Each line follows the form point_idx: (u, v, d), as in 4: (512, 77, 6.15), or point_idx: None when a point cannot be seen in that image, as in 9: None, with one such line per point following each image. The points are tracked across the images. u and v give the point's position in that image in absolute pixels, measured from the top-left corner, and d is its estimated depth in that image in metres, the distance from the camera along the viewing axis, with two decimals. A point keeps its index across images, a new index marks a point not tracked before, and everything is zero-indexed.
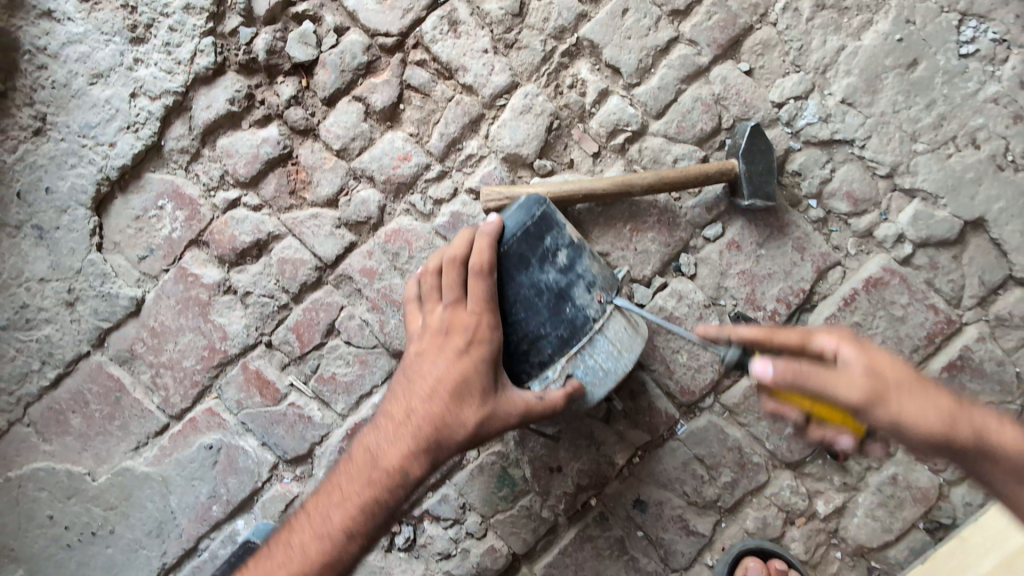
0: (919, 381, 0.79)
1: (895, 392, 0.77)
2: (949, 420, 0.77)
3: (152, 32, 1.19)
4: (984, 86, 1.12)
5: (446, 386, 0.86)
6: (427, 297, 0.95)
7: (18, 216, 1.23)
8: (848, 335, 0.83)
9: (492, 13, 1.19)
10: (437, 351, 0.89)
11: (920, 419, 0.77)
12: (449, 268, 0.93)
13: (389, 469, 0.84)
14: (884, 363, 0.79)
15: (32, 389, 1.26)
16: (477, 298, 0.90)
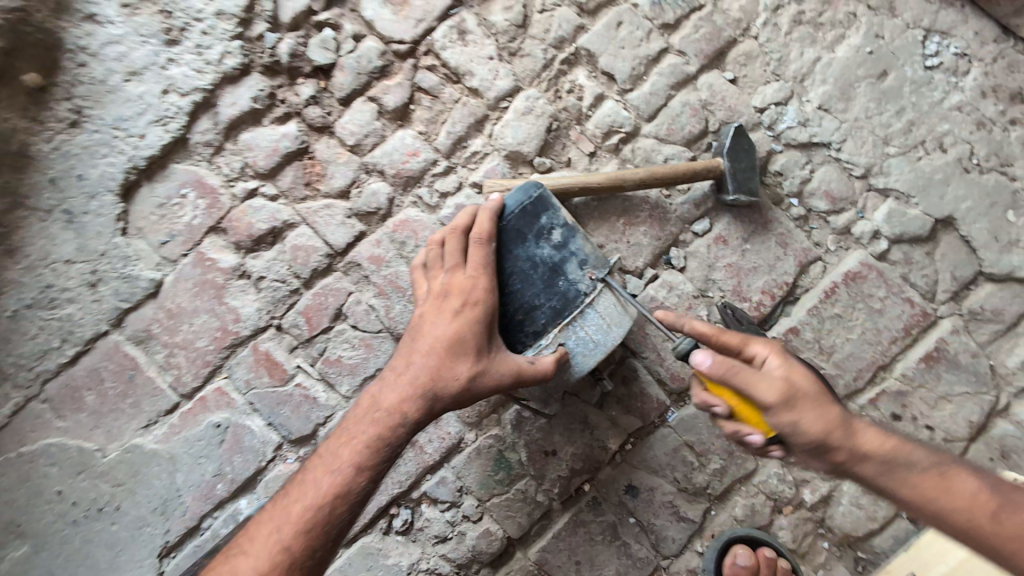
0: (823, 395, 0.94)
1: (800, 399, 0.93)
2: (836, 428, 0.93)
3: (185, 35, 1.29)
4: (948, 95, 1.23)
5: (442, 342, 0.93)
6: (430, 265, 1.02)
7: (49, 201, 1.31)
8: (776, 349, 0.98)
9: (498, 24, 1.30)
10: (435, 311, 0.96)
11: (816, 424, 0.92)
12: (452, 238, 1.00)
13: (391, 414, 0.92)
14: (800, 375, 0.94)
15: (51, 366, 1.32)
16: (476, 266, 0.98)
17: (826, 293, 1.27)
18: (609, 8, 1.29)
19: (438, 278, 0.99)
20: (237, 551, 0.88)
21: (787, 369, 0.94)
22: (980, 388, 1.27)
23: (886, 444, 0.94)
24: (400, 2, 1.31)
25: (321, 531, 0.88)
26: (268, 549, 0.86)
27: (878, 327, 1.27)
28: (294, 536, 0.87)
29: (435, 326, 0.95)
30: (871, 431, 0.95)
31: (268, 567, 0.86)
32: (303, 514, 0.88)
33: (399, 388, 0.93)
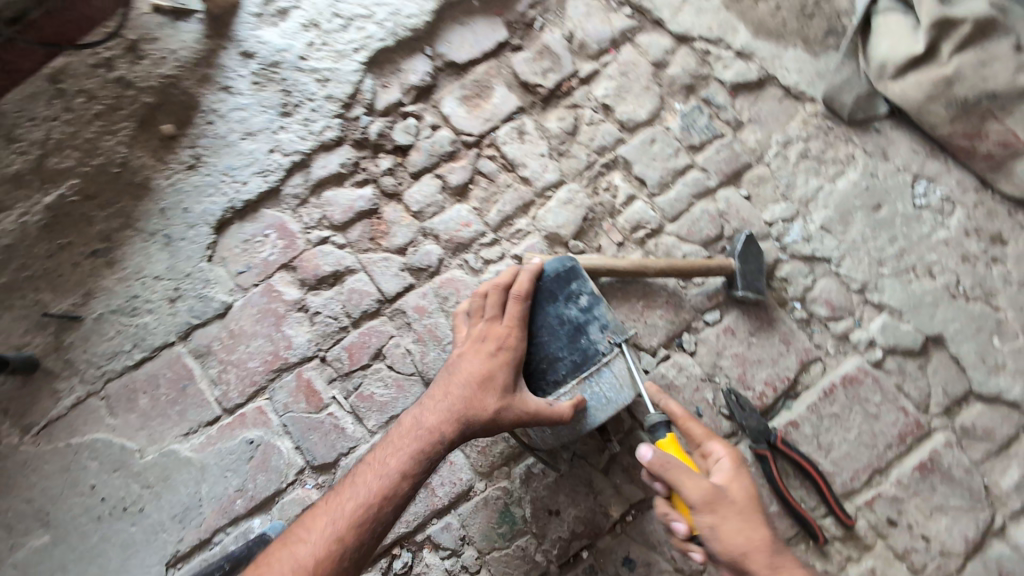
0: (756, 511, 1.07)
1: (727, 506, 1.05)
2: (755, 546, 1.04)
3: (297, 110, 1.58)
4: (935, 230, 1.41)
5: (476, 377, 1.06)
6: (471, 313, 1.16)
7: (155, 226, 1.54)
8: (733, 456, 1.14)
9: (552, 130, 1.57)
10: (472, 351, 1.10)
11: (737, 536, 1.04)
12: (493, 292, 1.15)
13: (431, 432, 1.03)
14: (736, 488, 1.09)
15: (118, 366, 1.48)
16: (512, 319, 1.12)
17: (825, 392, 1.38)
18: (645, 127, 1.54)
19: (478, 326, 1.14)
20: (294, 538, 0.97)
21: (727, 478, 1.10)
22: (975, 503, 1.31)
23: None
24: (474, 104, 1.60)
25: (369, 528, 0.97)
26: (322, 538, 0.95)
27: (874, 430, 1.35)
28: (348, 528, 0.96)
29: (472, 364, 1.08)
30: (792, 560, 1.05)
31: (324, 554, 0.94)
32: (355, 509, 0.98)
33: (439, 411, 1.05)
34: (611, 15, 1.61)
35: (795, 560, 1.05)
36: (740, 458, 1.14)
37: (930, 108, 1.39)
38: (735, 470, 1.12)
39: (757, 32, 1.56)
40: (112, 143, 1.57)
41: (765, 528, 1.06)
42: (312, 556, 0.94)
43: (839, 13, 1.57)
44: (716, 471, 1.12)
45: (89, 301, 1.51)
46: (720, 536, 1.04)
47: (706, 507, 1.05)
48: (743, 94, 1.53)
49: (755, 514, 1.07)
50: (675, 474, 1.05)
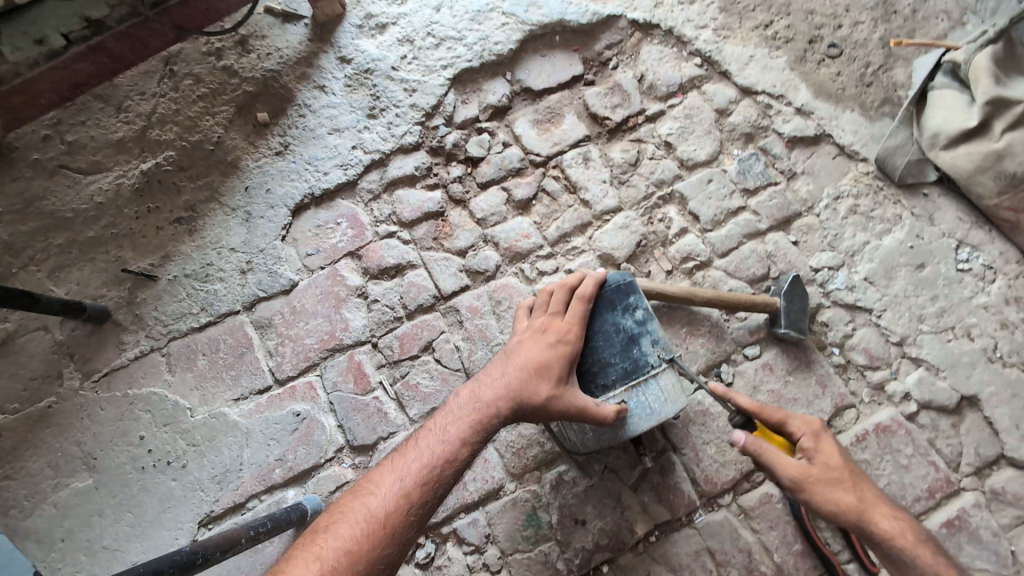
0: (845, 480, 1.14)
1: (816, 484, 1.13)
2: (850, 507, 1.13)
3: (383, 113, 1.71)
4: (975, 295, 1.47)
5: (533, 362, 1.14)
6: (535, 307, 1.26)
7: (238, 202, 1.65)
8: (815, 435, 1.17)
9: (615, 159, 1.67)
10: (532, 340, 1.18)
11: (834, 503, 1.13)
12: (559, 291, 1.24)
13: (490, 406, 1.10)
14: (823, 463, 1.15)
15: (183, 327, 1.56)
16: (574, 316, 1.21)
17: (857, 438, 1.41)
18: (703, 167, 1.64)
19: (540, 318, 1.22)
20: (363, 492, 1.03)
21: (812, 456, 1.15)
22: (1000, 568, 1.31)
23: (899, 531, 1.13)
24: (545, 128, 1.72)
25: (432, 488, 1.04)
26: (392, 492, 1.02)
27: (904, 481, 1.38)
28: (414, 486, 1.03)
29: (530, 351, 1.16)
30: (886, 518, 1.13)
31: (393, 508, 1.01)
32: (419, 470, 1.04)
33: (496, 387, 1.13)
34: (681, 62, 1.74)
35: (887, 517, 1.13)
36: (822, 434, 1.18)
37: (977, 179, 1.47)
38: (818, 447, 1.16)
39: (817, 93, 1.67)
40: (210, 123, 1.69)
41: (854, 489, 1.14)
42: (382, 509, 1.00)
43: (895, 85, 1.68)
44: (802, 450, 1.17)
45: (166, 263, 1.61)
46: (815, 506, 1.15)
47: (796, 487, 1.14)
48: (798, 148, 1.63)
49: (845, 481, 1.14)
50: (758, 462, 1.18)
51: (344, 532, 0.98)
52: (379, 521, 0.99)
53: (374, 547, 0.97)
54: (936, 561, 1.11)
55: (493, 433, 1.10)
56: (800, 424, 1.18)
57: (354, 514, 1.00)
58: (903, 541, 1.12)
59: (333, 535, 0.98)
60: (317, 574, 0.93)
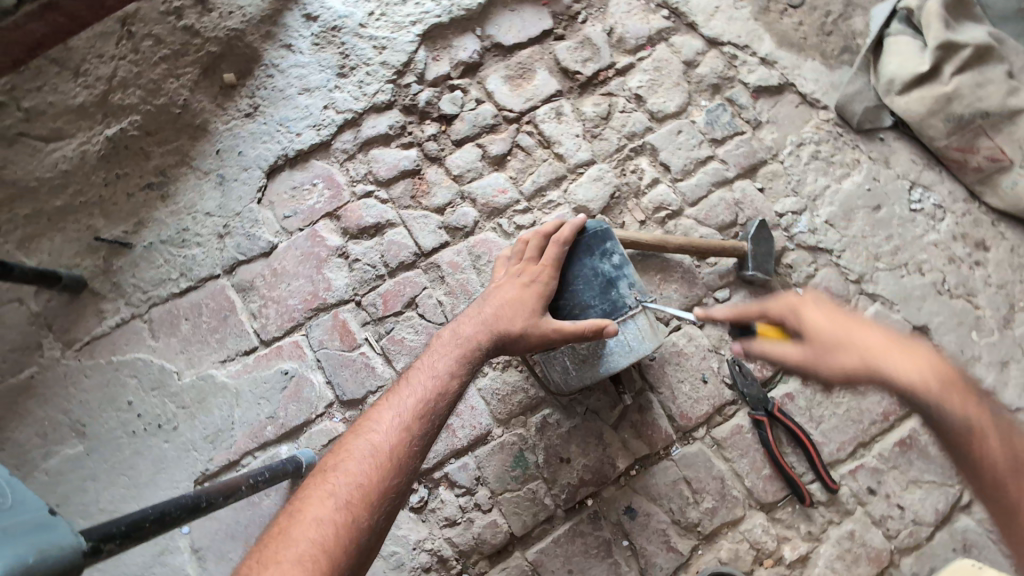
0: (843, 343, 0.96)
1: (818, 358, 0.97)
2: (866, 366, 0.94)
3: (353, 72, 1.70)
4: (927, 232, 1.56)
5: (510, 300, 1.20)
6: (512, 255, 1.30)
7: (210, 165, 1.63)
8: (795, 311, 1.02)
9: (588, 113, 1.70)
10: (508, 283, 1.24)
11: (848, 368, 0.95)
12: (534, 238, 1.28)
13: (471, 340, 1.17)
14: (816, 332, 0.98)
15: (163, 293, 1.55)
16: (549, 258, 1.26)
17: None
18: (673, 118, 1.68)
19: (516, 265, 1.28)
20: (364, 431, 1.07)
21: (806, 329, 1.00)
22: (946, 479, 1.44)
23: (926, 382, 0.93)
24: (517, 84, 1.73)
25: (429, 418, 1.09)
26: (390, 426, 1.07)
27: (861, 407, 1.48)
28: (413, 419, 1.08)
29: (506, 291, 1.22)
30: (902, 369, 0.93)
31: (394, 440, 1.05)
32: (416, 403, 1.09)
33: (479, 326, 1.19)
34: (649, 14, 1.76)
35: (907, 367, 0.93)
36: (804, 305, 1.02)
37: (929, 122, 1.55)
38: (803, 318, 1.01)
39: (780, 43, 1.72)
40: (175, 86, 1.64)
41: (861, 349, 0.95)
42: (387, 442, 1.05)
43: (854, 33, 1.73)
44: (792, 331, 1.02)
45: (141, 230, 1.59)
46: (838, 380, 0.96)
47: (802, 369, 0.99)
48: (763, 97, 1.68)
49: (848, 342, 0.96)
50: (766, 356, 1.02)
51: (352, 468, 1.01)
52: (385, 454, 1.04)
53: (383, 476, 1.01)
54: (974, 406, 0.92)
55: (481, 366, 1.17)
56: (778, 306, 1.04)
57: (359, 451, 1.04)
58: (933, 389, 0.92)
59: (342, 472, 1.01)
60: (332, 508, 0.96)
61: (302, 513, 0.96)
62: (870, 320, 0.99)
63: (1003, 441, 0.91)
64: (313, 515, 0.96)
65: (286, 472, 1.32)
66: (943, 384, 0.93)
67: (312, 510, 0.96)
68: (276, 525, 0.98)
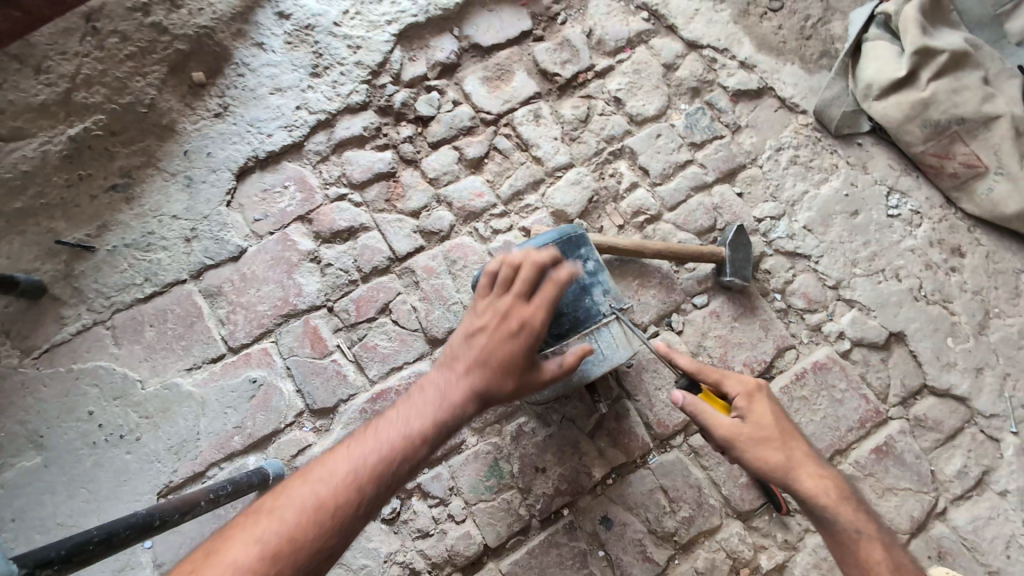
0: (774, 441, 1.13)
1: (745, 441, 1.13)
2: (785, 463, 1.12)
3: (327, 71, 1.66)
4: (904, 238, 1.56)
5: (500, 353, 1.11)
6: (498, 282, 1.15)
7: (178, 166, 1.59)
8: (747, 393, 1.18)
9: (566, 116, 1.67)
10: (502, 326, 1.12)
11: (765, 458, 1.12)
12: (537, 273, 1.13)
13: (450, 395, 1.09)
14: (756, 421, 1.15)
15: (128, 298, 1.50)
16: (541, 301, 1.12)
17: (797, 376, 1.50)
18: (652, 122, 1.67)
19: (503, 299, 1.13)
20: (313, 478, 0.99)
21: (749, 412, 1.16)
22: (922, 486, 1.43)
23: (828, 492, 1.10)
24: (494, 86, 1.70)
25: (387, 480, 1.02)
26: (343, 479, 0.99)
27: (838, 414, 1.47)
28: (368, 477, 1.00)
29: (498, 339, 1.11)
30: (812, 476, 1.11)
31: (342, 496, 0.97)
32: (376, 460, 1.02)
33: (461, 380, 1.10)
34: (629, 16, 1.74)
35: (816, 477, 1.11)
36: (756, 395, 1.18)
37: (906, 127, 1.54)
38: (750, 405, 1.17)
39: (760, 46, 1.70)
40: (141, 84, 1.59)
41: (786, 450, 1.13)
42: (333, 497, 0.96)
43: (833, 38, 1.73)
44: (737, 410, 1.17)
45: (104, 233, 1.54)
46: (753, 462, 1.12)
47: (726, 444, 1.14)
48: (743, 101, 1.67)
49: (778, 438, 1.13)
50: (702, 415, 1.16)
51: (287, 517, 0.93)
52: (327, 511, 0.95)
53: (318, 533, 0.93)
54: (865, 521, 1.09)
55: (453, 429, 1.09)
56: (736, 385, 1.19)
57: (299, 502, 0.95)
58: (833, 500, 1.09)
59: (274, 521, 0.93)
60: (254, 558, 0.88)
61: (219, 556, 0.89)
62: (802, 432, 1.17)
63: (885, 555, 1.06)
64: (230, 558, 0.88)
65: (252, 485, 1.28)
66: (843, 499, 1.10)
67: (231, 554, 0.89)
68: (188, 561, 0.90)
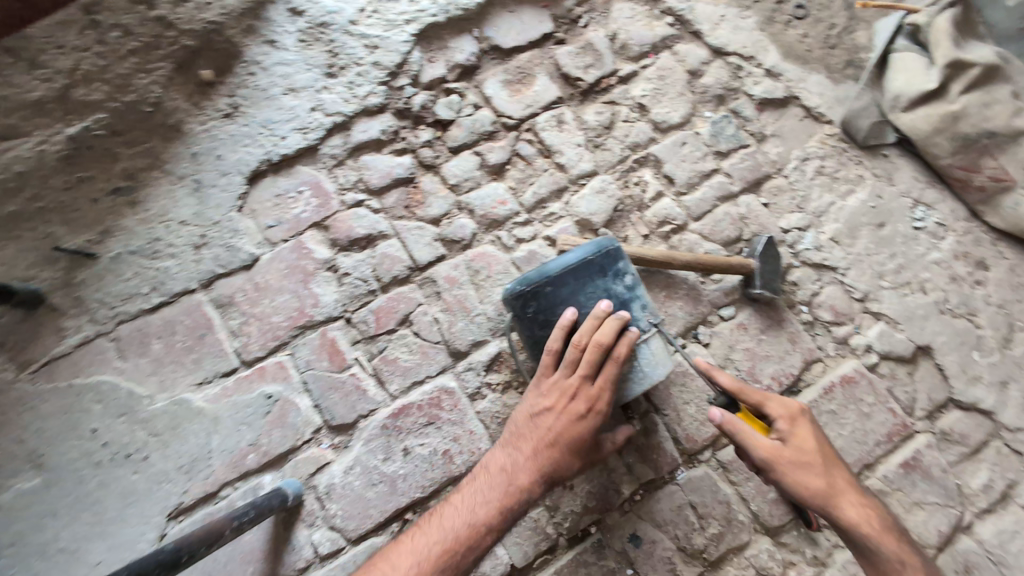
0: (813, 466, 1.14)
1: (786, 464, 1.14)
2: (825, 489, 1.13)
3: (343, 72, 1.59)
4: (929, 251, 1.55)
5: (561, 437, 1.17)
6: (565, 362, 1.20)
7: (185, 169, 1.51)
8: (788, 415, 1.19)
9: (590, 122, 1.63)
10: (562, 411, 1.18)
11: (803, 483, 1.13)
12: (593, 353, 1.17)
13: (512, 480, 1.16)
14: (797, 444, 1.16)
15: (133, 308, 1.42)
16: (605, 381, 1.18)
17: (825, 390, 1.47)
18: (677, 130, 1.64)
19: (570, 381, 1.19)
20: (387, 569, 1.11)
21: (790, 435, 1.17)
22: (949, 501, 1.42)
23: (866, 519, 1.13)
24: (516, 89, 1.65)
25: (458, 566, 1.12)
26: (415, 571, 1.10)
27: (866, 428, 1.46)
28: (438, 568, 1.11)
29: (558, 422, 1.17)
30: (848, 503, 1.14)
31: None
32: (444, 550, 1.12)
33: (525, 464, 1.17)
34: (653, 21, 1.71)
35: (853, 504, 1.14)
36: (797, 418, 1.19)
37: (935, 139, 1.54)
38: (791, 429, 1.18)
39: (785, 55, 1.69)
40: (145, 81, 1.51)
41: (825, 476, 1.14)
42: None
43: (857, 47, 1.72)
44: (776, 432, 1.18)
45: (106, 239, 1.45)
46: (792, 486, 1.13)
47: (765, 465, 1.14)
48: (768, 110, 1.65)
49: (818, 464, 1.15)
50: (741, 435, 1.16)
51: None
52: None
53: None
54: (899, 548, 1.13)
55: (518, 514, 1.16)
56: (778, 407, 1.20)
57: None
58: (868, 526, 1.13)
59: None
60: None
61: None
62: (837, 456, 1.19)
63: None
64: None
65: (269, 509, 1.22)
66: (879, 526, 1.14)
67: None
68: None
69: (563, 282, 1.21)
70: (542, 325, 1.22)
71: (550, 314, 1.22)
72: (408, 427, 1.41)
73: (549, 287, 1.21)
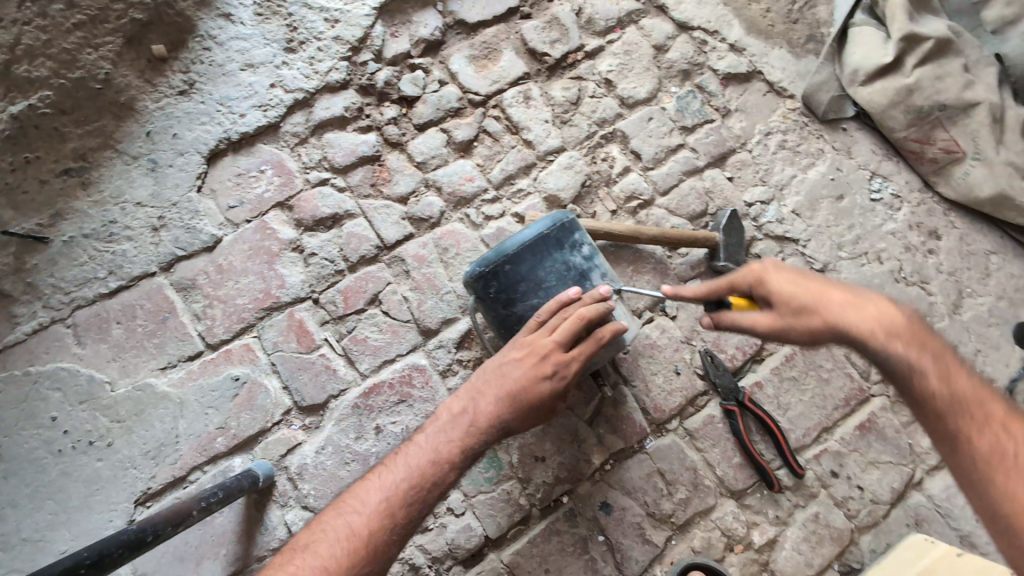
0: (800, 304, 1.02)
1: (777, 322, 1.04)
2: (823, 324, 1.00)
3: (303, 47, 1.55)
4: (885, 222, 1.60)
5: (527, 388, 1.14)
6: (549, 328, 1.18)
7: (140, 149, 1.46)
8: (760, 279, 1.07)
9: (556, 98, 1.63)
10: (530, 363, 1.15)
11: (803, 328, 1.01)
12: (574, 319, 1.16)
13: (477, 424, 1.15)
14: (780, 295, 1.04)
15: (89, 293, 1.38)
16: (579, 353, 1.16)
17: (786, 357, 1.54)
18: (643, 105, 1.64)
19: (547, 341, 1.16)
20: (349, 508, 1.09)
21: (768, 292, 1.06)
22: (901, 459, 1.49)
23: (880, 333, 0.97)
24: (482, 65, 1.63)
25: (417, 506, 1.10)
26: (377, 507, 1.08)
27: (825, 393, 1.52)
28: (398, 504, 1.09)
29: (524, 372, 1.15)
30: (854, 326, 0.98)
31: (375, 525, 1.07)
32: (405, 488, 1.10)
33: (488, 409, 1.15)
34: None
35: (860, 322, 0.98)
36: (764, 271, 1.07)
37: (890, 113, 1.59)
38: (768, 286, 1.06)
39: (748, 30, 1.71)
40: (93, 56, 1.43)
41: (818, 312, 1.01)
42: (366, 526, 1.07)
43: (819, 22, 1.75)
44: (759, 299, 1.08)
45: (58, 222, 1.40)
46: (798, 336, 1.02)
47: (767, 337, 1.06)
48: (732, 85, 1.67)
49: (806, 301, 1.02)
50: (731, 319, 1.10)
51: (324, 551, 1.04)
52: (361, 539, 1.05)
53: (356, 562, 1.04)
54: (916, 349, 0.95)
55: (478, 456, 1.16)
56: (742, 277, 1.10)
57: (335, 532, 1.06)
58: (881, 338, 0.96)
59: (310, 555, 1.04)
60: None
61: None
62: (829, 281, 1.04)
63: (943, 383, 0.93)
64: None
65: (240, 490, 1.22)
66: (897, 334, 0.97)
67: None
68: None
69: (521, 259, 1.20)
70: (505, 303, 1.23)
71: (512, 292, 1.22)
72: (380, 405, 1.41)
73: (508, 265, 1.21)
